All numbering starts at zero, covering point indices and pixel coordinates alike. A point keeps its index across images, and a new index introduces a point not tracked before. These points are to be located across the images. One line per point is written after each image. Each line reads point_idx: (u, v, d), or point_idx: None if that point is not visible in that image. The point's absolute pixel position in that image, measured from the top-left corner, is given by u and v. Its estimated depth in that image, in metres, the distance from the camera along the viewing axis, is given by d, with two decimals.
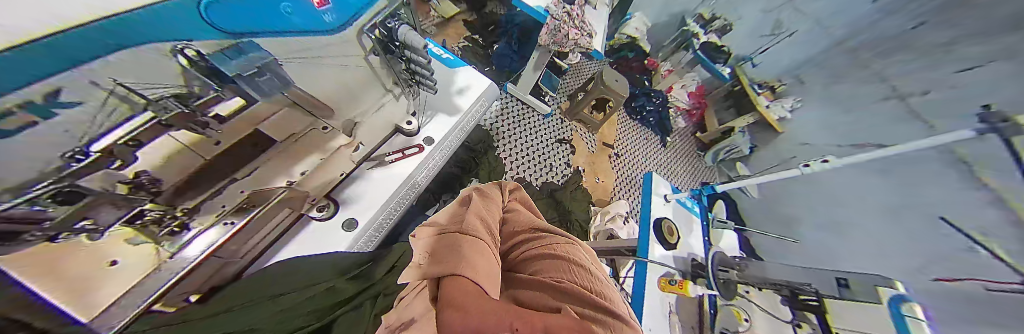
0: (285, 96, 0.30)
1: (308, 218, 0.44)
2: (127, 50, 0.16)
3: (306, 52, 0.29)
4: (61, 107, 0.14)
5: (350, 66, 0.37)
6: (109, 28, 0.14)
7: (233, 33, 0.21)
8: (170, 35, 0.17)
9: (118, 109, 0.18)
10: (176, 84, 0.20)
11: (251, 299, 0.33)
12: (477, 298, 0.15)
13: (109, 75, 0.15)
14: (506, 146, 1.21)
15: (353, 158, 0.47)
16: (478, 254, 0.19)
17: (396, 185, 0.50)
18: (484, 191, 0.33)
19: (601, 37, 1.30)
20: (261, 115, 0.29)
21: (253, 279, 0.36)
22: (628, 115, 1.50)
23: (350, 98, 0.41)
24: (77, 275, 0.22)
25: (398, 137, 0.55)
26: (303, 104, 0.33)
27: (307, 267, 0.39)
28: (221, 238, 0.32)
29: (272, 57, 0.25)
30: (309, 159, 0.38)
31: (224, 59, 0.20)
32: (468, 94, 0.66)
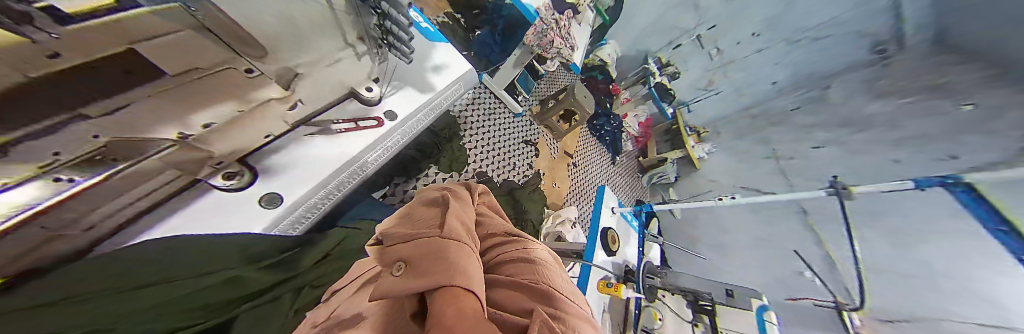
0: (194, 16, 0.20)
1: (207, 186, 0.33)
2: None
3: None
4: None
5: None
6: None
7: None
8: None
9: None
10: None
11: (109, 288, 0.24)
12: (465, 317, 0.15)
13: None
14: (472, 137, 1.16)
15: (286, 118, 0.37)
16: (467, 262, 0.20)
17: (342, 160, 0.42)
18: (456, 191, 0.31)
19: (581, 52, 1.38)
20: (156, 29, 0.18)
21: (99, 263, 0.24)
22: (589, 130, 1.63)
23: (300, 44, 0.32)
24: None
25: (348, 103, 0.46)
26: (223, 34, 0.23)
27: (204, 249, 0.29)
28: (44, 203, 0.19)
29: None
30: (219, 107, 0.28)
31: None
32: (445, 74, 0.60)
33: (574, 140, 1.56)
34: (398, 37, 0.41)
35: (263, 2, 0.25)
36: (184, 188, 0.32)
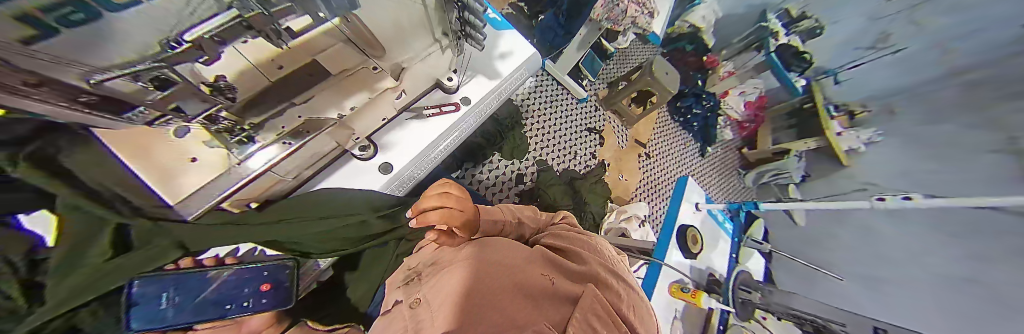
0: (342, 30, 0.30)
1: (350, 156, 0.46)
2: None
3: None
4: None
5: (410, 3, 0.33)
6: None
7: None
8: None
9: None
10: None
11: (296, 216, 0.39)
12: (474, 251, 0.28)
13: None
14: (534, 125, 1.17)
15: (395, 106, 0.47)
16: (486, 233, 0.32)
17: (431, 138, 0.51)
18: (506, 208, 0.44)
19: (663, 18, 1.19)
20: (317, 46, 0.29)
21: (296, 199, 0.41)
22: (669, 115, 1.36)
23: (401, 44, 0.39)
24: (166, 163, 0.30)
25: (433, 93, 0.54)
26: (358, 42, 0.33)
27: (340, 203, 0.42)
28: (279, 155, 0.34)
29: None
30: (359, 95, 0.39)
31: None
32: (510, 60, 0.62)
33: (649, 127, 1.34)
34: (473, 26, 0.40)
35: (382, 12, 0.32)
36: (338, 156, 0.46)
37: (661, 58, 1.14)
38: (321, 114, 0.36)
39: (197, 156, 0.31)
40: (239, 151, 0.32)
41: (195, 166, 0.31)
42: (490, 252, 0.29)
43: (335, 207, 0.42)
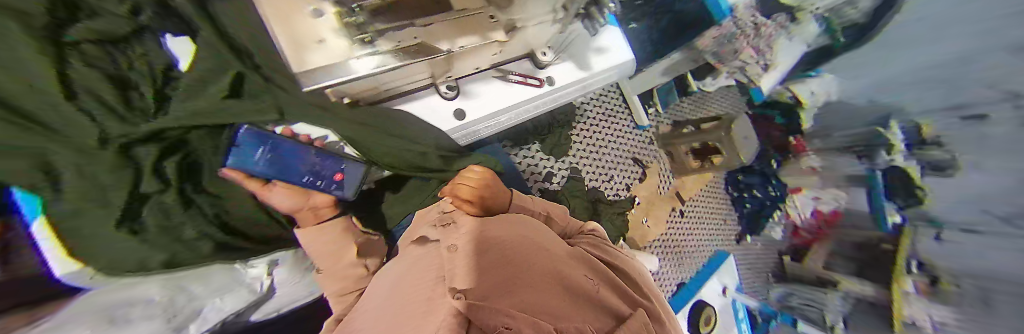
0: None
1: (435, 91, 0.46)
2: None
3: None
4: None
5: None
6: None
7: None
8: None
9: None
10: None
11: (377, 125, 0.42)
12: (496, 232, 0.32)
13: None
14: (583, 133, 1.13)
15: (492, 60, 0.44)
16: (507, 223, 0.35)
17: (507, 104, 0.51)
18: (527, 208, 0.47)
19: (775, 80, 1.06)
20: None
21: (379, 110, 0.43)
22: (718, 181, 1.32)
23: (532, 2, 0.35)
24: (295, 37, 0.31)
25: (524, 62, 0.53)
26: None
27: (413, 130, 0.44)
28: (381, 68, 0.32)
29: None
30: (471, 38, 0.36)
31: None
32: (604, 58, 0.59)
33: (696, 185, 1.29)
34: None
35: None
36: (423, 87, 0.46)
37: (741, 119, 1.03)
38: (432, 43, 0.34)
39: (325, 39, 0.32)
40: (359, 50, 0.32)
41: (319, 47, 0.32)
42: (515, 241, 0.31)
43: (413, 131, 0.44)
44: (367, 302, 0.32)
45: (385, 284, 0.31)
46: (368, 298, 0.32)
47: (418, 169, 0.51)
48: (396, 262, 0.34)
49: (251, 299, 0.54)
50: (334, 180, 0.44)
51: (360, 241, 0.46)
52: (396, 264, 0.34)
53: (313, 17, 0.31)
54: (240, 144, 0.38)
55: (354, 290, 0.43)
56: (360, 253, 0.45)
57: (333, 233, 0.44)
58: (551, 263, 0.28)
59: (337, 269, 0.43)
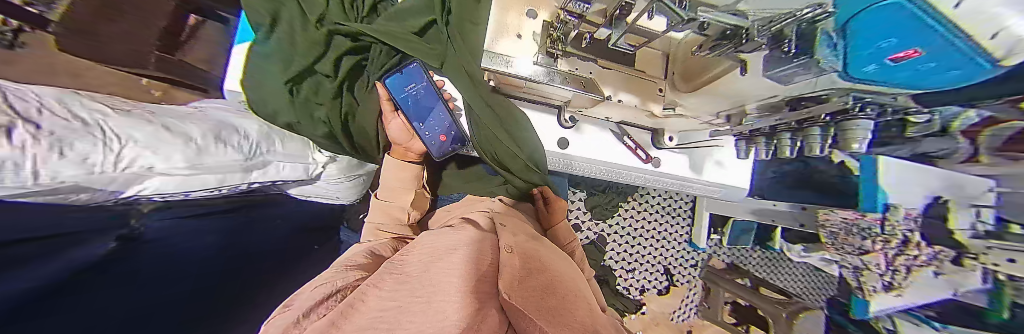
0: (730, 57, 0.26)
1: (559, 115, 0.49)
2: None
3: (814, 68, 0.21)
4: None
5: (811, 88, 0.25)
6: None
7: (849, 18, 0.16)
8: None
9: None
10: None
11: (495, 116, 0.47)
12: (537, 248, 0.34)
13: None
14: (633, 217, 1.15)
15: (625, 118, 0.44)
16: (546, 245, 0.37)
17: (605, 160, 0.49)
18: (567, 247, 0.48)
19: None
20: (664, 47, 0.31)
21: (506, 104, 0.46)
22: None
23: (715, 97, 0.33)
24: (504, 24, 0.35)
25: (646, 134, 0.51)
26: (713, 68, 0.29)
27: (521, 135, 0.47)
28: (543, 77, 0.34)
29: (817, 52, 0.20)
30: (631, 96, 0.36)
31: None
32: (723, 173, 0.54)
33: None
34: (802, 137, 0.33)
35: (763, 81, 0.26)
36: (550, 106, 0.49)
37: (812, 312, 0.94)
38: (601, 84, 0.35)
39: (524, 36, 0.36)
40: (541, 59, 0.34)
41: (513, 39, 0.36)
42: (552, 261, 0.32)
43: (521, 134, 0.47)
44: (409, 251, 0.34)
45: (427, 244, 0.33)
46: (408, 250, 0.34)
47: (500, 167, 0.54)
48: (439, 231, 0.37)
49: (301, 178, 0.58)
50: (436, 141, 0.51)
51: (418, 191, 0.52)
52: (445, 228, 0.37)
53: (527, 18, 0.36)
54: (404, 71, 0.48)
55: (391, 230, 0.46)
56: (413, 203, 0.50)
57: (409, 173, 0.50)
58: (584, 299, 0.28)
59: (392, 207, 0.48)
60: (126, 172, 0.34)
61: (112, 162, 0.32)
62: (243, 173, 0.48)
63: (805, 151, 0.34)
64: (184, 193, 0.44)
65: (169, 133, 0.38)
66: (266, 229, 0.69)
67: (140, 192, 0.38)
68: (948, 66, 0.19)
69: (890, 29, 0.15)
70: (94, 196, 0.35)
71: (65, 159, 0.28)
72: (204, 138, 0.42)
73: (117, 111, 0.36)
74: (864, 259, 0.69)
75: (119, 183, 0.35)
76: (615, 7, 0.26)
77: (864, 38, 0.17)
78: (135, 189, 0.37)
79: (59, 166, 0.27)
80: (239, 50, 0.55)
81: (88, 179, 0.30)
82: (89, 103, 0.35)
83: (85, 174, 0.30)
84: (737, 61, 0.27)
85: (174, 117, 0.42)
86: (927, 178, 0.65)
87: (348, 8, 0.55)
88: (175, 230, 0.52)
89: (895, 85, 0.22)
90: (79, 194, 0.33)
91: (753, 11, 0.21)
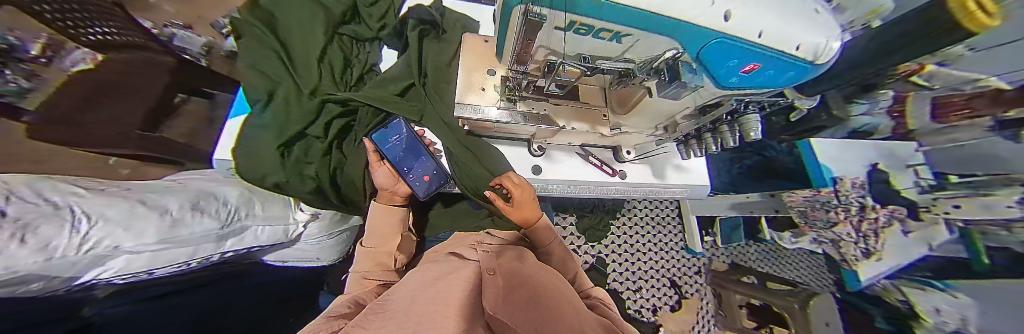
0: (646, 87, 0.35)
1: (528, 148, 0.55)
2: (576, 17, 0.22)
3: (682, 84, 0.30)
4: (568, 30, 0.25)
5: (699, 98, 0.33)
6: (591, 7, 0.20)
7: (681, 45, 0.25)
8: (598, 17, 0.22)
9: (569, 44, 0.28)
10: (595, 38, 0.25)
11: (473, 154, 0.53)
12: (521, 263, 0.36)
13: (568, 28, 0.24)
14: (626, 233, 1.17)
15: (582, 141, 0.51)
16: (531, 261, 0.39)
17: (577, 179, 0.55)
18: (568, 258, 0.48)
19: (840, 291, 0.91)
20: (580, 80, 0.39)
21: (481, 144, 0.53)
22: None
23: (646, 115, 0.41)
24: (472, 81, 0.44)
25: (607, 151, 0.58)
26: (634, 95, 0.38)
27: (498, 168, 0.52)
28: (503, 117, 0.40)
29: (683, 71, 0.28)
30: (582, 123, 0.43)
31: (595, 35, 0.25)
32: (684, 176, 0.61)
33: None
34: (720, 139, 0.40)
35: (669, 101, 0.35)
36: (519, 140, 0.56)
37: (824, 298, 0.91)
38: (555, 117, 0.42)
39: (487, 89, 0.44)
40: (503, 105, 0.42)
41: (481, 93, 0.43)
42: (534, 273, 0.35)
43: (497, 166, 0.52)
44: (394, 291, 0.34)
45: (413, 280, 0.34)
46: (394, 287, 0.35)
47: (483, 200, 0.57)
48: (423, 267, 0.38)
49: (280, 241, 0.56)
50: (421, 182, 0.51)
51: (403, 235, 0.53)
52: (430, 264, 0.38)
53: (488, 75, 0.44)
54: (387, 127, 0.53)
55: (374, 273, 0.45)
56: (399, 248, 0.51)
57: (394, 220, 0.51)
58: (570, 304, 0.30)
59: (377, 254, 0.48)
60: (90, 254, 0.30)
61: (78, 244, 0.29)
62: (216, 243, 0.45)
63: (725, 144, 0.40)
64: (150, 270, 0.39)
65: (146, 208, 0.38)
66: (236, 305, 0.58)
67: (99, 275, 0.34)
68: (779, 71, 0.26)
69: (713, 48, 0.24)
70: (49, 285, 0.29)
71: (25, 246, 0.24)
72: (180, 209, 0.41)
73: (87, 193, 0.35)
74: (837, 231, 0.79)
75: (79, 268, 0.30)
76: (545, 66, 0.33)
77: (712, 59, 0.25)
78: (95, 271, 0.32)
79: (23, 254, 0.24)
80: (233, 123, 0.59)
81: (47, 265, 0.26)
82: (56, 185, 0.34)
83: (45, 261, 0.25)
84: (646, 88, 0.35)
85: (150, 192, 0.42)
86: (859, 150, 0.80)
87: (339, 81, 0.65)
88: (140, 310, 0.41)
89: (760, 87, 0.30)
90: (32, 283, 0.26)
91: (635, 57, 0.30)
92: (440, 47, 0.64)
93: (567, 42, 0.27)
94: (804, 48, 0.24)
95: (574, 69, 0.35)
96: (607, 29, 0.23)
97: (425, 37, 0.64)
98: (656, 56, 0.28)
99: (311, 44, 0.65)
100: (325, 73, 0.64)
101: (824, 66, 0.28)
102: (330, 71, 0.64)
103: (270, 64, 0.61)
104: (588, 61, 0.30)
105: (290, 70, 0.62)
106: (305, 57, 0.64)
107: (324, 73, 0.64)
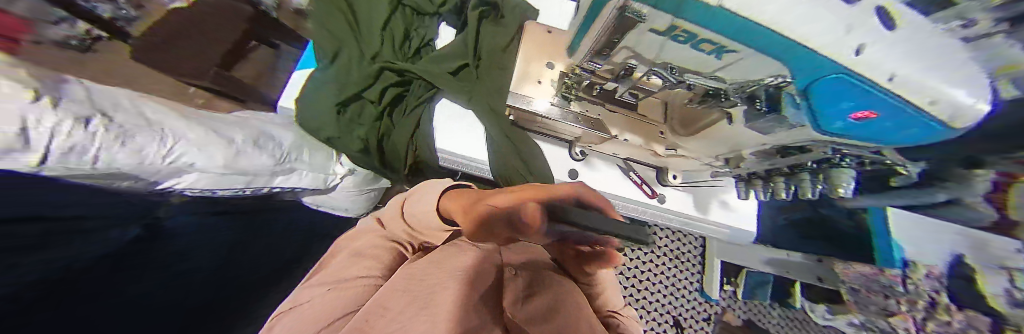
0: (723, 113, 0.32)
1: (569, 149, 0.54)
2: (681, 23, 0.20)
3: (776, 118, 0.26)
4: (668, 35, 0.23)
5: (779, 136, 0.30)
6: (702, 18, 0.19)
7: (791, 72, 0.22)
8: (706, 26, 0.20)
9: (664, 48, 0.26)
10: (696, 47, 0.23)
11: (514, 146, 0.53)
12: (536, 278, 0.35)
13: (666, 32, 0.23)
14: (639, 259, 1.12)
15: (629, 154, 0.49)
16: (547, 273, 0.37)
17: (613, 191, 0.53)
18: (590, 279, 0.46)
19: None
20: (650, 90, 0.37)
21: (523, 137, 0.53)
22: None
23: (712, 142, 0.38)
24: (530, 71, 0.43)
25: (651, 171, 0.55)
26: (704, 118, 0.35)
27: (536, 163, 0.52)
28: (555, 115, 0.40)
29: (790, 98, 0.25)
30: (637, 136, 0.41)
31: (695, 45, 0.23)
32: (730, 215, 0.55)
33: None
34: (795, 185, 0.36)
35: (747, 134, 0.32)
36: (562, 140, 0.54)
37: None
38: (609, 125, 0.41)
39: (543, 82, 0.43)
40: (557, 101, 0.41)
41: (537, 86, 0.43)
42: (550, 288, 0.33)
43: (533, 161, 0.52)
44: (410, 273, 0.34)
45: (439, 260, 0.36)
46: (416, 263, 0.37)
47: None
48: (445, 248, 0.39)
49: (318, 187, 0.62)
50: None
51: None
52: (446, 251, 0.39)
53: (548, 68, 0.43)
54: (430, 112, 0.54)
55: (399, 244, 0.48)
56: None
57: None
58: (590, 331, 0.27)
59: None
60: (171, 166, 0.37)
61: (163, 157, 0.36)
62: (269, 177, 0.52)
63: (800, 193, 0.36)
64: (214, 190, 0.46)
65: (216, 136, 0.44)
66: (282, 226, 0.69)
67: (178, 184, 0.41)
68: (902, 127, 0.22)
69: (832, 86, 0.20)
70: (137, 184, 0.37)
71: (123, 148, 0.31)
72: (243, 143, 0.47)
73: (181, 115, 0.42)
74: (893, 321, 0.70)
75: (162, 175, 0.38)
76: (620, 68, 0.32)
77: (825, 100, 0.22)
78: (174, 181, 0.40)
79: (120, 154, 0.31)
80: (302, 72, 0.65)
81: (137, 167, 0.33)
82: (158, 106, 0.42)
83: (137, 163, 0.33)
84: (724, 114, 0.32)
85: (223, 124, 0.49)
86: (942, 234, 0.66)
87: (399, 50, 0.68)
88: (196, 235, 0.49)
89: (869, 140, 0.25)
90: (123, 180, 0.35)
91: (729, 77, 0.27)
92: (501, 31, 0.63)
93: (663, 47, 0.25)
94: (942, 104, 0.20)
95: (656, 79, 0.33)
96: (711, 39, 0.21)
97: (484, 20, 0.66)
98: (755, 81, 0.25)
99: (380, 9, 0.68)
100: (386, 40, 0.67)
101: (961, 131, 0.23)
102: (390, 40, 0.68)
103: (342, 23, 0.65)
104: (676, 72, 0.28)
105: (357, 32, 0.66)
106: (371, 24, 0.67)
107: (385, 41, 0.67)
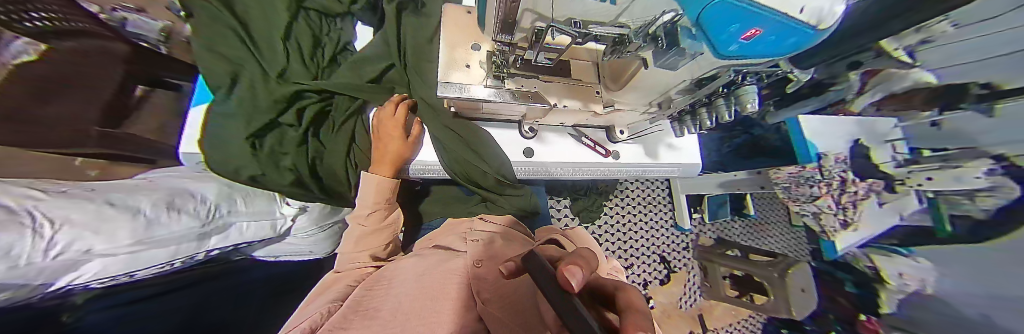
0: (642, 60, 0.33)
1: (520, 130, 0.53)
2: None
3: (678, 49, 0.27)
4: None
5: (685, 71, 0.33)
6: None
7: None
8: None
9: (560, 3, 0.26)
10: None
11: (463, 138, 0.51)
12: (503, 250, 0.38)
13: None
14: (617, 212, 1.20)
15: (575, 120, 0.50)
16: (509, 247, 0.40)
17: (571, 159, 0.54)
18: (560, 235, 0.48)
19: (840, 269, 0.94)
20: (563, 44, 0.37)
21: (469, 126, 0.51)
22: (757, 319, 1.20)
23: (643, 91, 0.39)
24: (454, 56, 0.41)
25: (601, 132, 0.57)
26: (624, 70, 0.37)
27: (488, 150, 0.50)
28: (482, 95, 0.37)
29: (684, 28, 0.25)
30: (575, 101, 0.41)
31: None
32: (678, 154, 0.60)
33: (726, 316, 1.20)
34: (718, 117, 0.39)
35: (660, 76, 0.34)
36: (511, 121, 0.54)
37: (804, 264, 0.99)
38: (547, 95, 0.40)
39: (471, 65, 0.40)
40: (490, 82, 0.39)
41: (465, 70, 0.40)
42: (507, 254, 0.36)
43: (488, 151, 0.50)
44: (381, 308, 0.30)
45: (401, 274, 0.37)
46: (383, 287, 0.35)
47: (475, 185, 0.57)
48: (406, 262, 0.40)
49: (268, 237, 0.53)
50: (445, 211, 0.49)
51: (389, 241, 0.50)
52: (410, 262, 0.40)
53: (472, 50, 0.41)
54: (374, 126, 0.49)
55: (370, 261, 0.47)
56: (382, 242, 0.49)
57: (370, 222, 0.48)
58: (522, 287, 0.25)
59: (362, 242, 0.48)
60: (60, 259, 0.27)
61: (45, 251, 0.26)
62: (197, 242, 0.42)
63: (721, 119, 0.39)
64: (130, 272, 0.36)
65: (114, 210, 0.33)
66: (219, 315, 0.55)
67: (74, 280, 0.30)
68: (783, 38, 0.22)
69: (725, 11, 0.20)
70: (17, 295, 0.25)
71: None
72: (157, 208, 0.37)
73: (47, 194, 0.30)
74: (818, 204, 0.81)
75: (49, 275, 0.27)
76: (532, 34, 0.32)
77: (717, 25, 0.22)
78: (69, 277, 0.30)
79: None
80: (197, 111, 0.55)
81: (13, 274, 0.23)
82: (11, 185, 0.29)
83: (8, 269, 0.22)
84: (641, 59, 0.33)
85: (116, 191, 0.36)
86: (842, 126, 0.77)
87: (311, 63, 0.60)
88: (125, 318, 0.40)
89: (768, 55, 0.26)
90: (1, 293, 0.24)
91: (630, 20, 0.29)
92: (424, 19, 0.59)
93: (555, 6, 0.26)
94: (811, 11, 0.19)
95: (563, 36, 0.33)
96: None
97: (404, 12, 0.61)
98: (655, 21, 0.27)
99: (275, 17, 0.58)
100: (291, 52, 0.58)
101: (830, 31, 0.24)
102: (301, 51, 0.59)
103: (233, 41, 0.55)
104: (580, 25, 0.28)
105: (253, 49, 0.56)
106: (268, 35, 0.58)
107: (294, 54, 0.58)
